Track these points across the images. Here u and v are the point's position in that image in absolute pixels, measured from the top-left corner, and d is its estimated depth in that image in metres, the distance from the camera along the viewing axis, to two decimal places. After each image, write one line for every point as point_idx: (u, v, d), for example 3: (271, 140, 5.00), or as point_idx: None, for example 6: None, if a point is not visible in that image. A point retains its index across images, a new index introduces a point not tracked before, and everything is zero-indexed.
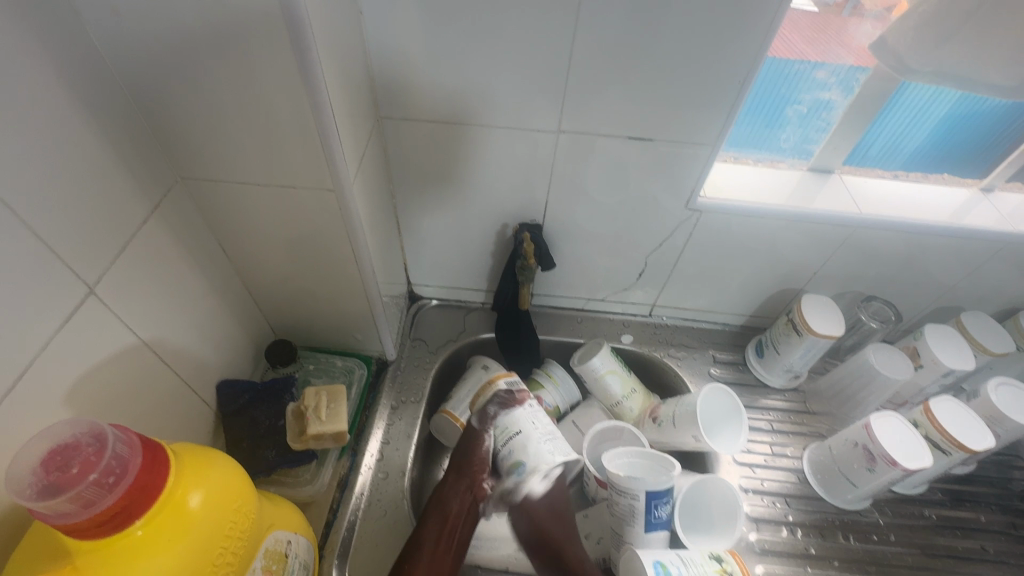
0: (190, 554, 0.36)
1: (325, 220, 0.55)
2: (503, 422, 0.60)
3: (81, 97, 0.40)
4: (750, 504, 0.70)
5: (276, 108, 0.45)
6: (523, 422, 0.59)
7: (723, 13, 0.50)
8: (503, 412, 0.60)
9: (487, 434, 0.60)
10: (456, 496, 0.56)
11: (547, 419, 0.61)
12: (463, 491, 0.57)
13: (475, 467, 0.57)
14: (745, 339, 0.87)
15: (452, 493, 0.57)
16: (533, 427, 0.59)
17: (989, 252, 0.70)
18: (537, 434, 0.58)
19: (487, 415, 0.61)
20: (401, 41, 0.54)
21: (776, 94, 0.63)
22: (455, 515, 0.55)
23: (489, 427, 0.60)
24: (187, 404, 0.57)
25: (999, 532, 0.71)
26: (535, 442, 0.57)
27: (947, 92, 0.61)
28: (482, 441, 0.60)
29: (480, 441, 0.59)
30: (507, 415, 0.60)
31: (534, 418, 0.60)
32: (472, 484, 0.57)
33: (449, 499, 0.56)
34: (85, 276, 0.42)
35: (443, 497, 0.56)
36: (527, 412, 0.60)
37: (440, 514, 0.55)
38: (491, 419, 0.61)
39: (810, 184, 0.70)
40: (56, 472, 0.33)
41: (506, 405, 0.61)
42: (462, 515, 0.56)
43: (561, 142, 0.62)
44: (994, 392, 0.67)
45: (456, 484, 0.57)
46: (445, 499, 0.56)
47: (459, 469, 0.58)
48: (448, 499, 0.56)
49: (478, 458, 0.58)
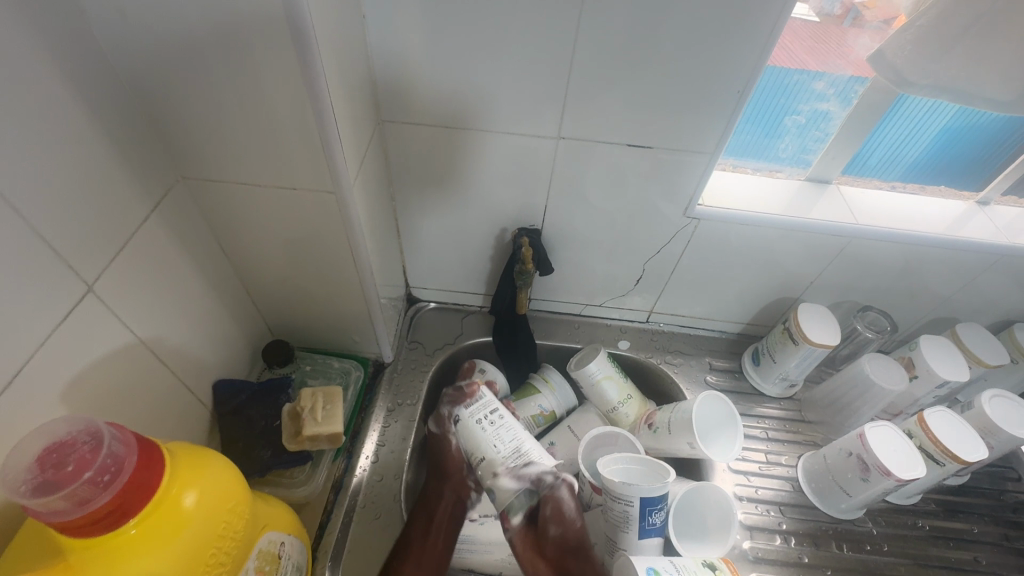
0: (185, 553, 0.36)
1: (325, 221, 0.55)
2: (461, 426, 0.62)
3: (84, 95, 0.40)
4: (744, 512, 0.71)
5: (278, 111, 0.45)
6: (484, 427, 0.61)
7: (723, 23, 0.50)
8: (455, 410, 0.64)
9: (450, 434, 0.64)
10: (438, 498, 0.61)
11: (512, 430, 0.61)
12: (446, 493, 0.61)
13: (451, 470, 0.62)
14: (742, 347, 0.87)
15: (437, 494, 0.62)
16: (492, 436, 0.60)
17: (985, 264, 0.70)
18: (501, 456, 0.58)
19: (442, 417, 0.65)
20: (403, 46, 0.54)
21: (775, 104, 0.63)
22: (439, 516, 0.60)
23: (448, 428, 0.64)
24: (184, 403, 0.57)
25: (992, 544, 0.71)
26: (501, 465, 0.58)
27: (944, 105, 0.62)
28: (447, 443, 0.63)
29: (446, 442, 0.63)
30: (463, 422, 0.62)
31: (498, 419, 0.62)
32: (453, 487, 0.61)
33: (434, 501, 0.61)
34: (84, 274, 0.42)
35: (430, 499, 0.62)
36: (482, 415, 0.62)
37: (426, 515, 0.60)
38: (448, 420, 0.64)
39: (808, 194, 0.70)
40: (51, 470, 0.33)
41: (456, 402, 0.65)
42: (447, 515, 0.60)
43: (561, 148, 0.63)
44: (989, 404, 0.67)
45: (439, 486, 0.62)
46: (431, 501, 0.61)
47: (437, 472, 0.63)
48: (432, 500, 0.61)
49: (451, 461, 0.62)
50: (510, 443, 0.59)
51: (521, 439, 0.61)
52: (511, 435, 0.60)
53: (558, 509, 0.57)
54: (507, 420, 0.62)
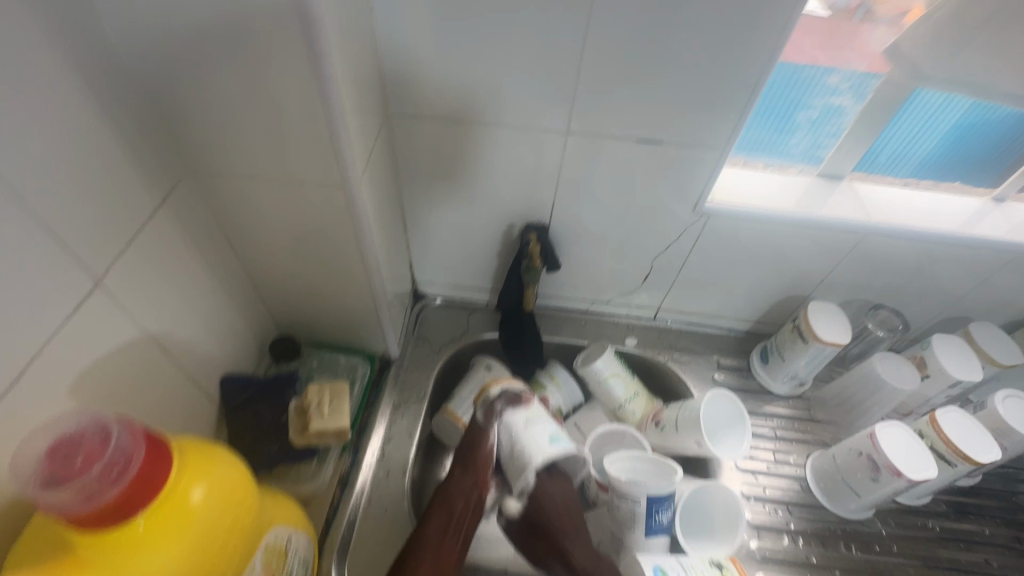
0: (192, 548, 0.36)
1: (332, 217, 0.55)
2: (509, 425, 0.60)
3: (92, 88, 0.40)
4: (752, 511, 0.70)
5: (286, 105, 0.45)
6: (532, 429, 0.60)
7: (737, 16, 0.49)
8: (507, 411, 0.61)
9: (491, 430, 0.61)
10: (461, 494, 0.58)
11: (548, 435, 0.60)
12: (466, 487, 0.58)
13: (478, 463, 0.59)
14: (750, 344, 0.87)
15: (458, 487, 0.58)
16: (540, 434, 0.59)
17: (1000, 262, 0.69)
18: (533, 458, 0.58)
19: (493, 413, 0.61)
20: (411, 39, 0.54)
21: (787, 98, 0.62)
22: (460, 512, 0.57)
23: (494, 424, 0.61)
24: (192, 397, 0.57)
25: (1003, 546, 0.71)
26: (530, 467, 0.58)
27: (957, 99, 0.61)
28: (484, 438, 0.60)
29: (484, 437, 0.60)
30: (511, 415, 0.60)
31: (544, 419, 0.61)
32: (476, 481, 0.58)
33: (454, 494, 0.58)
34: (92, 268, 0.42)
35: (449, 494, 0.58)
36: (536, 418, 0.61)
37: (446, 511, 0.57)
38: (496, 416, 0.61)
39: (820, 190, 0.69)
40: (60, 463, 0.33)
41: (511, 405, 0.61)
42: (467, 511, 0.57)
43: (570, 143, 0.62)
44: (1002, 405, 0.66)
45: (462, 479, 0.59)
46: (449, 495, 0.58)
47: (463, 462, 0.60)
48: (453, 496, 0.58)
49: (482, 455, 0.60)
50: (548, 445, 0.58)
51: (561, 435, 0.61)
52: (556, 432, 0.60)
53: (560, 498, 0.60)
54: (551, 420, 0.62)
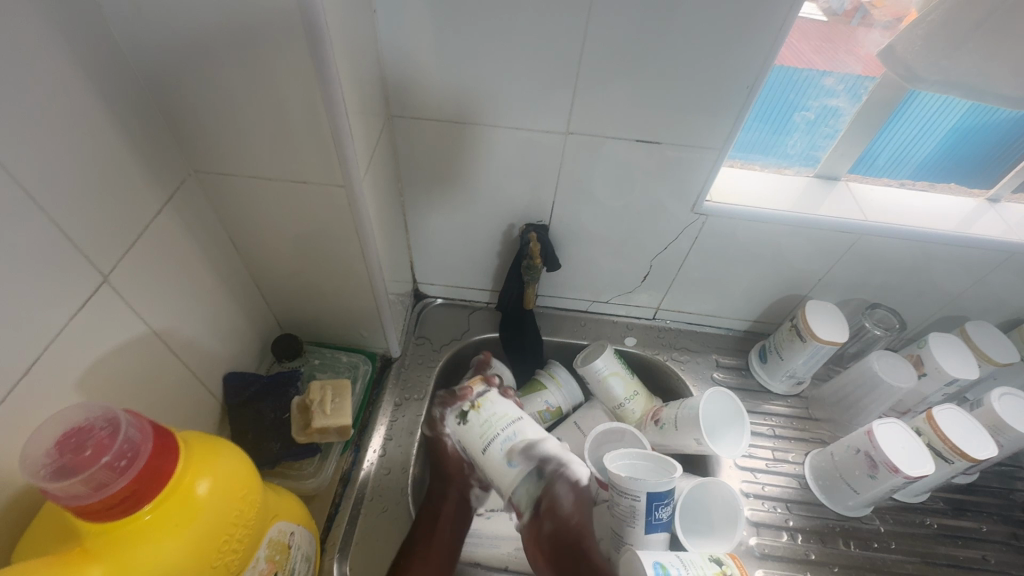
0: (198, 539, 0.36)
1: (334, 215, 0.56)
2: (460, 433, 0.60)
3: (99, 88, 0.41)
4: (751, 509, 0.70)
5: (289, 104, 0.46)
6: (484, 435, 0.58)
7: (733, 19, 0.50)
8: (444, 412, 0.63)
9: (445, 436, 0.64)
10: (444, 499, 0.63)
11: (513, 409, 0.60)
12: (450, 495, 0.63)
13: (451, 472, 0.63)
14: (749, 344, 0.87)
15: (441, 494, 0.64)
16: (495, 440, 0.57)
17: (995, 261, 0.70)
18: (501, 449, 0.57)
19: (436, 419, 0.65)
20: (413, 40, 0.55)
21: (784, 101, 0.63)
22: (444, 514, 0.62)
23: (443, 430, 0.64)
24: (195, 395, 0.57)
25: (1000, 543, 0.71)
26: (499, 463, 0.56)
27: (955, 102, 0.61)
28: (444, 444, 0.63)
29: (440, 443, 0.64)
30: (462, 430, 0.60)
31: (500, 422, 0.58)
32: (458, 487, 0.63)
33: (439, 500, 0.63)
34: (99, 264, 0.43)
35: (433, 500, 0.63)
36: (483, 424, 0.58)
37: (431, 513, 0.61)
38: (441, 422, 0.64)
39: (816, 191, 0.70)
40: (70, 454, 0.33)
41: (449, 403, 0.63)
42: (451, 514, 0.62)
43: (569, 144, 0.63)
44: (998, 402, 0.67)
45: (442, 486, 0.64)
46: (434, 501, 0.63)
47: (438, 473, 0.64)
48: (437, 499, 0.63)
49: (451, 461, 0.63)
50: (518, 410, 0.60)
51: (525, 428, 0.58)
52: (512, 432, 0.57)
53: (552, 504, 0.59)
54: (509, 417, 0.58)
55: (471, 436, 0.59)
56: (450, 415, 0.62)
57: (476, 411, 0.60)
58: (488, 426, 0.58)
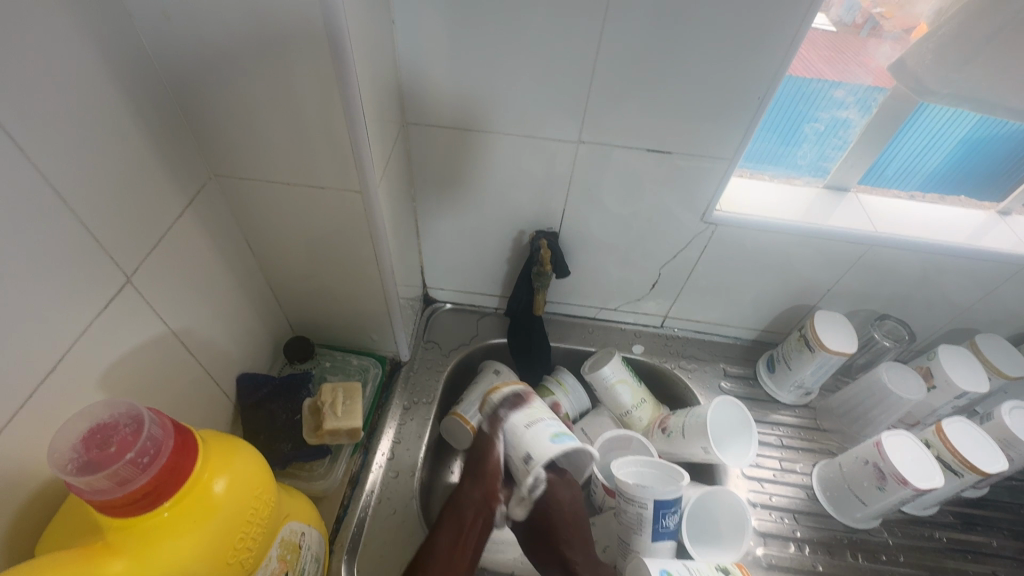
0: (214, 536, 0.37)
1: (349, 220, 0.57)
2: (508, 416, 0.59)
3: (127, 93, 0.42)
4: (758, 519, 0.70)
5: (309, 111, 0.47)
6: (528, 417, 0.58)
7: (744, 33, 0.51)
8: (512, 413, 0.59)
9: (499, 440, 0.59)
10: (471, 502, 0.55)
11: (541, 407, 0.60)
12: (476, 497, 0.55)
13: (489, 473, 0.57)
14: (756, 353, 0.87)
15: (467, 497, 0.56)
16: (539, 423, 0.58)
17: (1006, 274, 0.70)
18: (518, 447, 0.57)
19: (497, 417, 0.60)
20: (429, 51, 0.56)
21: (795, 111, 0.64)
22: (470, 519, 0.54)
23: (500, 431, 0.59)
24: (210, 394, 0.58)
25: (1011, 558, 0.70)
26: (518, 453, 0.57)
27: (964, 114, 0.62)
28: (494, 447, 0.58)
29: (491, 446, 0.58)
30: (512, 417, 0.59)
31: (541, 413, 0.59)
32: (485, 490, 0.56)
33: (463, 503, 0.55)
34: (123, 265, 0.44)
35: (460, 501, 0.56)
36: (530, 410, 0.59)
37: (456, 518, 0.54)
38: (502, 423, 0.59)
39: (826, 202, 0.70)
40: (95, 450, 0.34)
41: (512, 404, 0.60)
42: (475, 519, 0.54)
43: (580, 153, 0.64)
44: (1009, 416, 0.67)
45: (470, 488, 0.56)
46: (460, 502, 0.55)
47: (472, 472, 0.57)
48: (462, 502, 0.55)
49: (490, 463, 0.57)
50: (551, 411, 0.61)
51: (560, 425, 0.59)
52: (553, 420, 0.59)
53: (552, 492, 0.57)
54: (536, 416, 0.59)
55: (515, 419, 0.58)
56: (512, 416, 0.59)
57: (528, 402, 0.60)
58: (531, 412, 0.59)
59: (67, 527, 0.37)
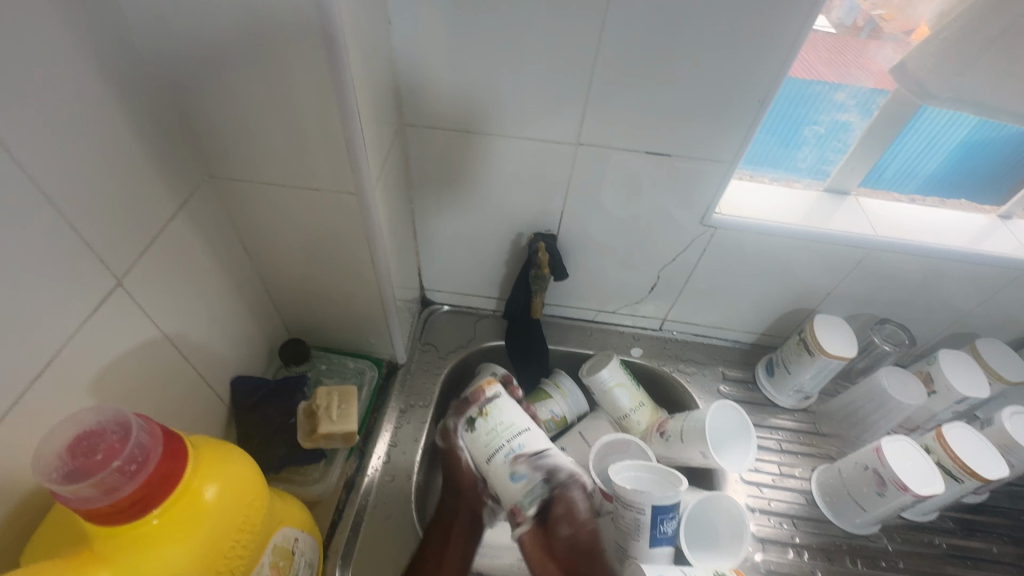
0: (204, 544, 0.36)
1: (345, 223, 0.56)
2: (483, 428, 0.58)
3: (119, 94, 0.42)
4: (757, 524, 0.70)
5: (304, 112, 0.46)
6: (489, 445, 0.56)
7: (745, 34, 0.51)
8: (461, 423, 0.60)
9: (458, 449, 0.60)
10: (454, 513, 0.59)
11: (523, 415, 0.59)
12: (462, 509, 0.59)
13: (462, 486, 0.59)
14: (755, 357, 0.87)
15: (451, 509, 0.59)
16: (499, 451, 0.56)
17: (1007, 278, 0.69)
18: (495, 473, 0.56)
19: (448, 429, 0.62)
20: (426, 51, 0.55)
21: (796, 114, 0.63)
22: (456, 529, 0.58)
23: (455, 441, 0.60)
24: (203, 397, 0.57)
25: (1011, 565, 0.70)
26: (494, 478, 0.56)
27: (964, 116, 0.61)
28: (456, 457, 0.60)
29: (455, 457, 0.60)
30: (471, 437, 0.58)
31: (507, 431, 0.57)
32: (467, 503, 0.59)
33: (450, 517, 0.59)
34: (113, 267, 0.43)
35: (443, 514, 0.59)
36: (490, 431, 0.57)
37: (440, 530, 0.58)
38: (454, 433, 0.61)
39: (826, 205, 0.70)
40: (81, 457, 0.34)
41: (461, 412, 0.61)
42: (464, 529, 0.58)
43: (579, 155, 0.63)
44: (1009, 421, 0.66)
45: (453, 501, 0.59)
46: (445, 515, 0.59)
47: (450, 486, 0.60)
48: (446, 514, 0.59)
49: (461, 475, 0.59)
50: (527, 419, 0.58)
51: (534, 439, 0.56)
52: (521, 443, 0.56)
53: (570, 508, 0.54)
54: (516, 428, 0.57)
55: (478, 445, 0.57)
56: (460, 426, 0.60)
57: (483, 418, 0.58)
58: (495, 434, 0.57)
59: (53, 535, 0.36)
